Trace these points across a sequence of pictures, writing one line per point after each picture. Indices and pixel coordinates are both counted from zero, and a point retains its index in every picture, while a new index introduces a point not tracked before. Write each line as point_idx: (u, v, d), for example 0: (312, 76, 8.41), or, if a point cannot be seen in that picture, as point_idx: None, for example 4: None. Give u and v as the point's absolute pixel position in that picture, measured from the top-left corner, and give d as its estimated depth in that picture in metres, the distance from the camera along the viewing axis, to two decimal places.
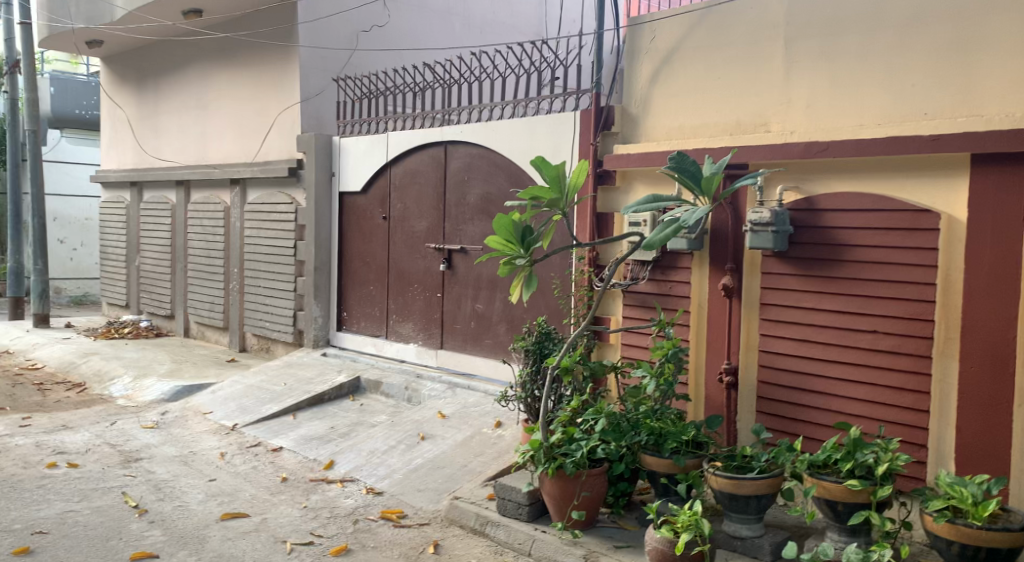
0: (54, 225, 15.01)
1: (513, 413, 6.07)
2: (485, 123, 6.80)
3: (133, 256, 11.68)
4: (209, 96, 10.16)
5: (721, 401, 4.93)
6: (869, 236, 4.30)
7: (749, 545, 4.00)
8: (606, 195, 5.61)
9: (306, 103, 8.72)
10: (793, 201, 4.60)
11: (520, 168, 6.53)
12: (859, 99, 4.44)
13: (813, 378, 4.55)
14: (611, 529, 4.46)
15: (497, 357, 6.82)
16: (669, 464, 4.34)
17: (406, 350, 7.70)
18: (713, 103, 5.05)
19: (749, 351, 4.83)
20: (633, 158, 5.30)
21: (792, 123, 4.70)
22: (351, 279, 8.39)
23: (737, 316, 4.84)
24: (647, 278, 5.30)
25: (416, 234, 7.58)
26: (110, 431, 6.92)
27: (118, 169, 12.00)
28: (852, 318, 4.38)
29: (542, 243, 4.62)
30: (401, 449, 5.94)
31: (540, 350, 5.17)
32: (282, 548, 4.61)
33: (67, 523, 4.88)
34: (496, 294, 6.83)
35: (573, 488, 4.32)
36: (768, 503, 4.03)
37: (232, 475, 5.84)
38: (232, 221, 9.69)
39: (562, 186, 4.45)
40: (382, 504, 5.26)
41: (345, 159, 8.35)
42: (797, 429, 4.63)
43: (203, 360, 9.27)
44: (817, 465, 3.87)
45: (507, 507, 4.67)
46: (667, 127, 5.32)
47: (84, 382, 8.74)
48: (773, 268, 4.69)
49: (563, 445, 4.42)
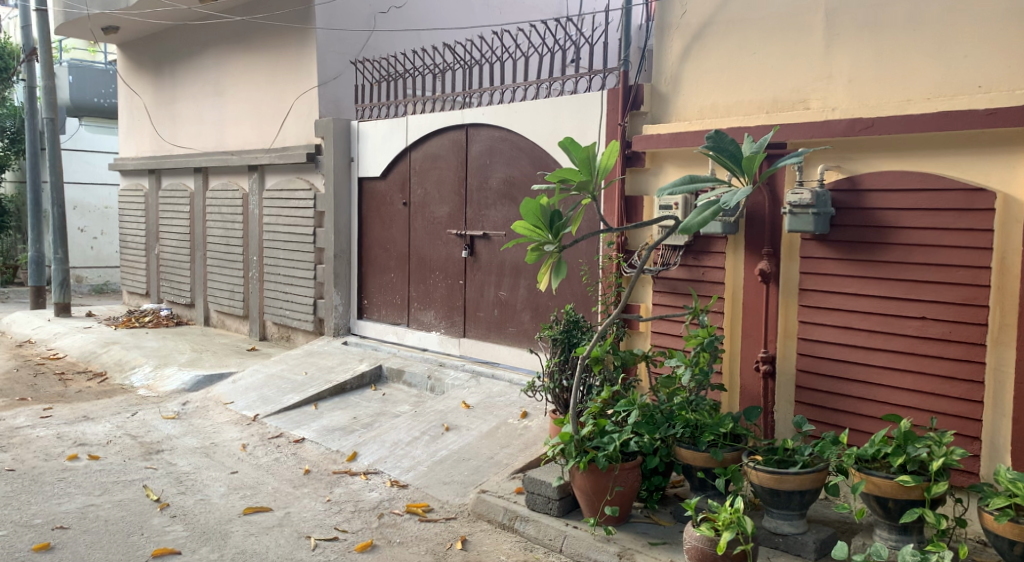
0: (74, 213, 14.97)
1: (540, 403, 5.93)
2: (507, 105, 6.60)
3: (153, 244, 11.62)
4: (227, 82, 10.02)
5: (757, 390, 4.74)
6: (917, 217, 4.09)
7: (792, 542, 3.83)
8: (635, 177, 5.41)
9: (323, 87, 8.55)
10: (834, 181, 4.38)
11: (544, 151, 6.34)
12: (907, 72, 4.20)
13: (856, 367, 4.35)
14: (645, 525, 4.30)
15: (522, 346, 6.67)
16: (706, 458, 4.17)
17: (428, 338, 7.56)
18: (749, 79, 4.83)
19: (787, 339, 4.64)
20: (663, 139, 5.10)
21: (833, 99, 4.47)
22: (371, 266, 8.26)
23: (774, 303, 4.65)
24: (679, 264, 5.10)
25: (437, 220, 7.42)
26: (131, 422, 6.83)
27: (137, 157, 11.90)
28: (899, 304, 4.17)
29: (571, 229, 4.42)
30: (425, 441, 5.80)
31: (568, 339, 5.00)
32: (306, 543, 4.49)
33: (88, 518, 4.79)
34: (520, 280, 6.65)
35: (605, 482, 4.18)
36: (812, 498, 3.85)
37: (255, 467, 5.74)
38: (251, 209, 9.58)
39: (592, 168, 4.26)
40: (407, 497, 5.13)
41: (363, 144, 8.19)
42: (837, 420, 4.43)
43: (224, 348, 9.18)
44: (865, 460, 3.66)
45: (536, 501, 4.52)
46: (699, 106, 5.10)
47: (104, 372, 8.68)
48: (813, 253, 4.48)
49: (595, 438, 4.25)
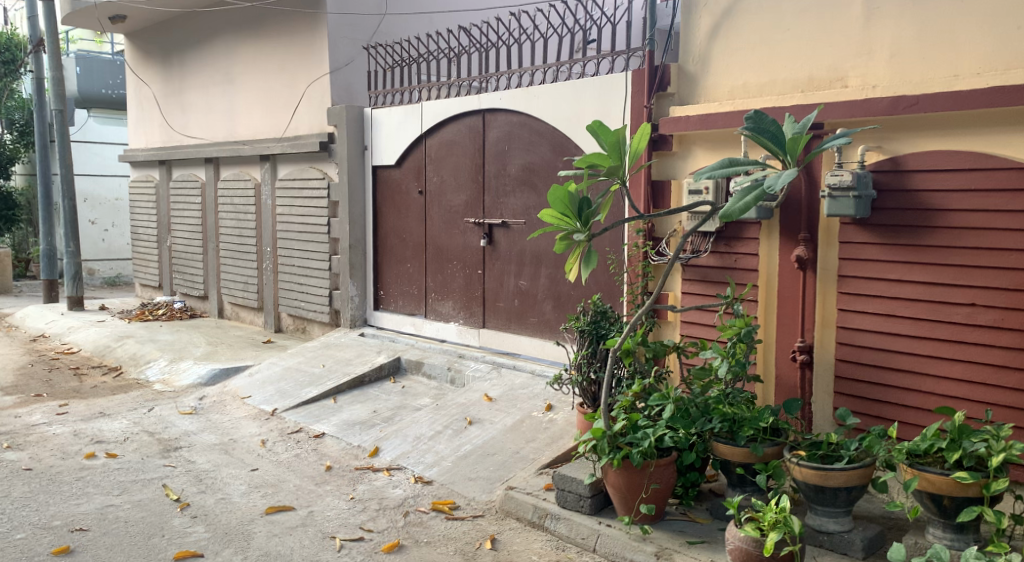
0: (84, 205, 14.89)
1: (565, 396, 5.77)
2: (526, 88, 6.41)
3: (164, 235, 11.51)
4: (237, 70, 9.86)
5: (794, 381, 4.58)
6: (965, 200, 3.90)
7: (838, 540, 3.67)
8: (662, 162, 5.22)
9: (335, 73, 8.37)
10: (875, 162, 4.20)
11: (565, 135, 6.15)
12: (953, 47, 4.00)
13: (900, 356, 4.18)
14: (681, 522, 4.16)
15: (544, 337, 6.51)
16: (745, 453, 4.00)
17: (446, 330, 7.41)
18: (783, 57, 4.63)
19: (825, 328, 4.46)
20: (692, 120, 4.91)
21: (873, 77, 4.27)
22: (387, 256, 8.10)
23: (811, 290, 4.47)
24: (710, 251, 4.92)
25: (454, 208, 7.25)
26: (148, 418, 6.73)
27: (147, 148, 11.78)
28: (946, 290, 3.99)
29: (601, 216, 4.25)
30: (448, 435, 5.67)
31: (596, 331, 4.85)
32: (331, 544, 4.36)
33: (108, 519, 4.68)
34: (541, 269, 6.48)
35: (641, 480, 4.03)
36: (859, 494, 3.68)
37: (275, 464, 5.62)
38: (264, 199, 9.43)
39: (622, 152, 4.10)
40: (432, 495, 4.99)
41: (377, 131, 8.01)
42: (880, 411, 4.26)
43: (239, 341, 9.06)
44: (917, 455, 3.49)
45: (567, 499, 4.38)
46: (730, 86, 4.89)
47: (119, 366, 8.59)
48: (853, 238, 4.30)
49: (628, 434, 4.09)
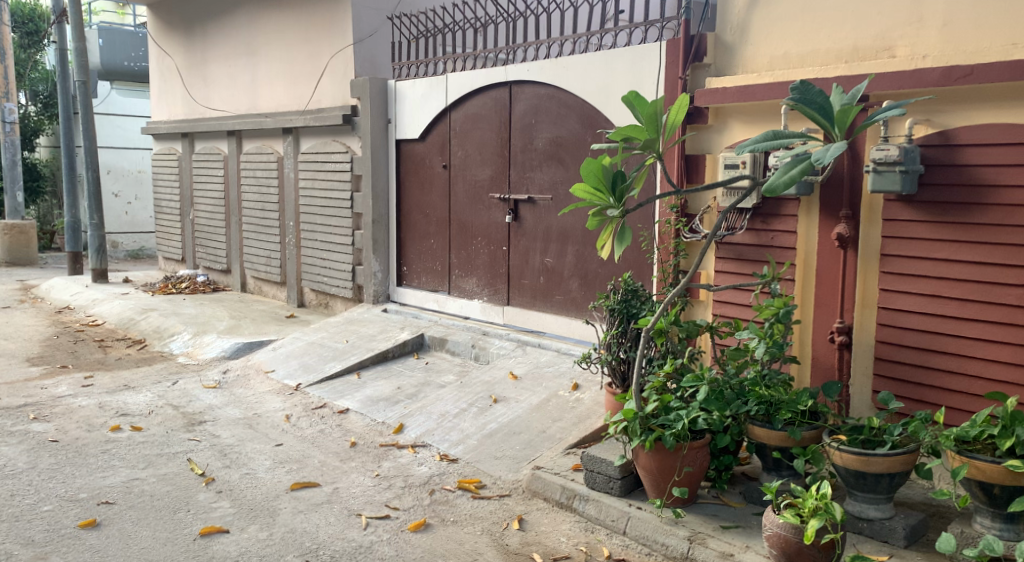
0: (108, 178, 14.92)
1: (592, 375, 5.66)
2: (555, 59, 6.25)
3: (187, 208, 11.48)
4: (260, 42, 9.76)
5: (831, 362, 4.45)
6: (1019, 175, 3.73)
7: (879, 528, 3.56)
8: (696, 135, 5.06)
9: (359, 44, 8.23)
10: (923, 136, 4.03)
11: (594, 108, 5.99)
12: (1010, 13, 3.79)
13: (944, 339, 4.03)
14: (714, 506, 4.06)
15: (570, 315, 6.39)
16: (782, 437, 3.90)
17: (470, 307, 7.32)
18: (826, 26, 4.44)
19: (865, 309, 4.32)
20: (729, 92, 4.73)
21: (922, 46, 4.08)
22: (410, 231, 8.01)
23: (851, 269, 4.33)
24: (746, 228, 4.78)
25: (479, 183, 7.13)
26: (172, 391, 6.72)
27: (169, 121, 11.72)
28: (998, 270, 3.83)
29: (636, 190, 4.11)
30: (473, 413, 5.59)
31: (627, 310, 4.71)
32: (357, 522, 4.31)
33: (133, 493, 4.65)
34: (567, 247, 6.35)
35: (673, 462, 3.92)
36: (901, 481, 3.56)
37: (299, 439, 5.58)
38: (286, 172, 9.34)
39: (659, 125, 3.95)
40: (458, 473, 4.93)
41: (401, 104, 7.88)
42: (922, 395, 4.13)
43: (262, 315, 9.02)
44: (965, 442, 3.37)
45: (596, 480, 4.29)
46: (770, 56, 4.71)
47: (143, 339, 8.60)
48: (897, 215, 4.14)
49: (660, 415, 4.00)
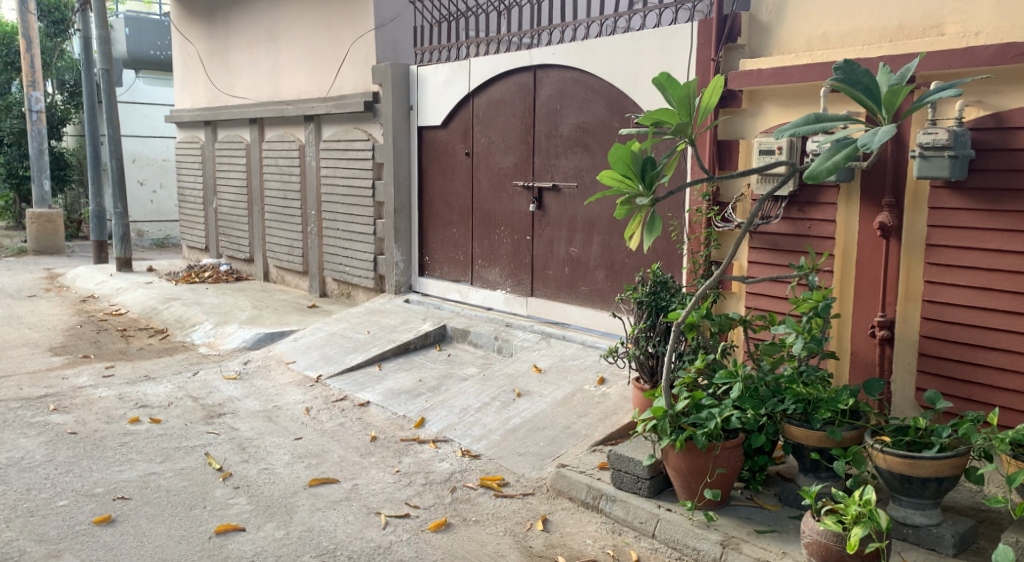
0: (133, 166, 14.95)
1: (619, 369, 5.49)
2: (581, 42, 6.04)
3: (210, 197, 11.41)
4: (282, 27, 9.61)
5: (872, 358, 4.24)
6: None
7: (925, 534, 3.36)
8: (729, 120, 4.84)
9: (380, 29, 8.05)
10: (975, 119, 3.79)
11: (622, 93, 5.78)
12: None
13: (996, 334, 3.79)
14: (748, 508, 3.88)
15: (596, 307, 6.20)
16: (821, 437, 3.70)
17: (493, 297, 7.16)
18: (869, 2, 4.20)
19: (909, 301, 4.10)
20: (766, 74, 4.52)
21: (975, 23, 3.82)
22: (432, 220, 7.87)
23: (894, 260, 4.11)
24: (781, 217, 4.57)
25: (502, 171, 6.95)
26: (193, 383, 6.64)
27: (192, 109, 11.64)
28: None
29: (667, 176, 3.90)
30: (496, 407, 5.43)
31: (655, 303, 4.52)
32: (376, 520, 4.18)
33: (150, 488, 4.56)
34: (593, 236, 6.17)
35: (705, 463, 3.75)
36: (950, 486, 3.36)
37: (319, 433, 5.47)
38: (308, 160, 9.22)
39: (691, 109, 3.74)
40: (479, 470, 4.77)
41: (424, 90, 7.71)
42: (970, 393, 3.90)
43: (284, 305, 8.93)
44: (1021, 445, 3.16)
45: (623, 480, 4.11)
46: (809, 36, 4.47)
47: (165, 328, 8.55)
48: (945, 203, 3.90)
49: (692, 413, 3.82)
